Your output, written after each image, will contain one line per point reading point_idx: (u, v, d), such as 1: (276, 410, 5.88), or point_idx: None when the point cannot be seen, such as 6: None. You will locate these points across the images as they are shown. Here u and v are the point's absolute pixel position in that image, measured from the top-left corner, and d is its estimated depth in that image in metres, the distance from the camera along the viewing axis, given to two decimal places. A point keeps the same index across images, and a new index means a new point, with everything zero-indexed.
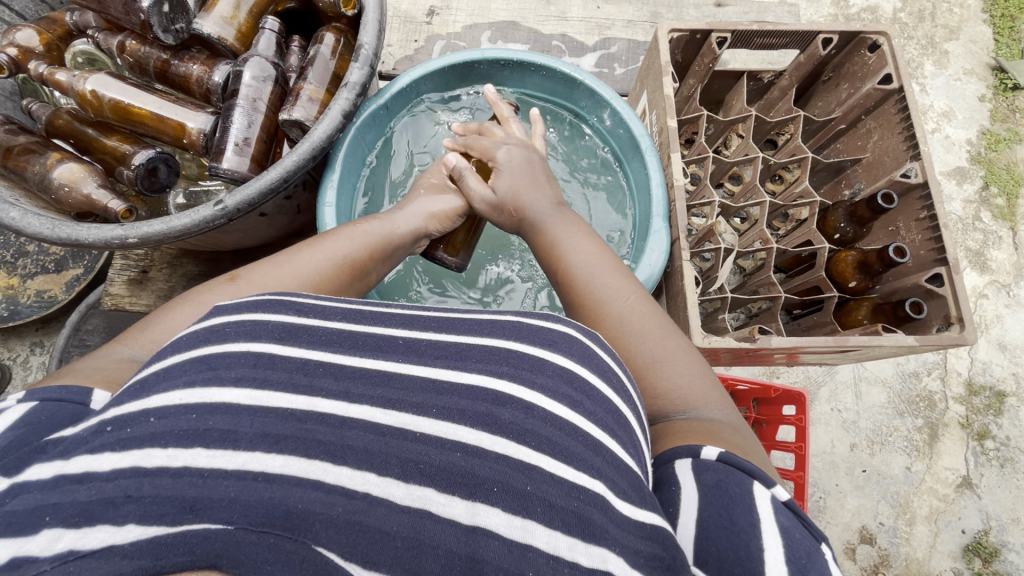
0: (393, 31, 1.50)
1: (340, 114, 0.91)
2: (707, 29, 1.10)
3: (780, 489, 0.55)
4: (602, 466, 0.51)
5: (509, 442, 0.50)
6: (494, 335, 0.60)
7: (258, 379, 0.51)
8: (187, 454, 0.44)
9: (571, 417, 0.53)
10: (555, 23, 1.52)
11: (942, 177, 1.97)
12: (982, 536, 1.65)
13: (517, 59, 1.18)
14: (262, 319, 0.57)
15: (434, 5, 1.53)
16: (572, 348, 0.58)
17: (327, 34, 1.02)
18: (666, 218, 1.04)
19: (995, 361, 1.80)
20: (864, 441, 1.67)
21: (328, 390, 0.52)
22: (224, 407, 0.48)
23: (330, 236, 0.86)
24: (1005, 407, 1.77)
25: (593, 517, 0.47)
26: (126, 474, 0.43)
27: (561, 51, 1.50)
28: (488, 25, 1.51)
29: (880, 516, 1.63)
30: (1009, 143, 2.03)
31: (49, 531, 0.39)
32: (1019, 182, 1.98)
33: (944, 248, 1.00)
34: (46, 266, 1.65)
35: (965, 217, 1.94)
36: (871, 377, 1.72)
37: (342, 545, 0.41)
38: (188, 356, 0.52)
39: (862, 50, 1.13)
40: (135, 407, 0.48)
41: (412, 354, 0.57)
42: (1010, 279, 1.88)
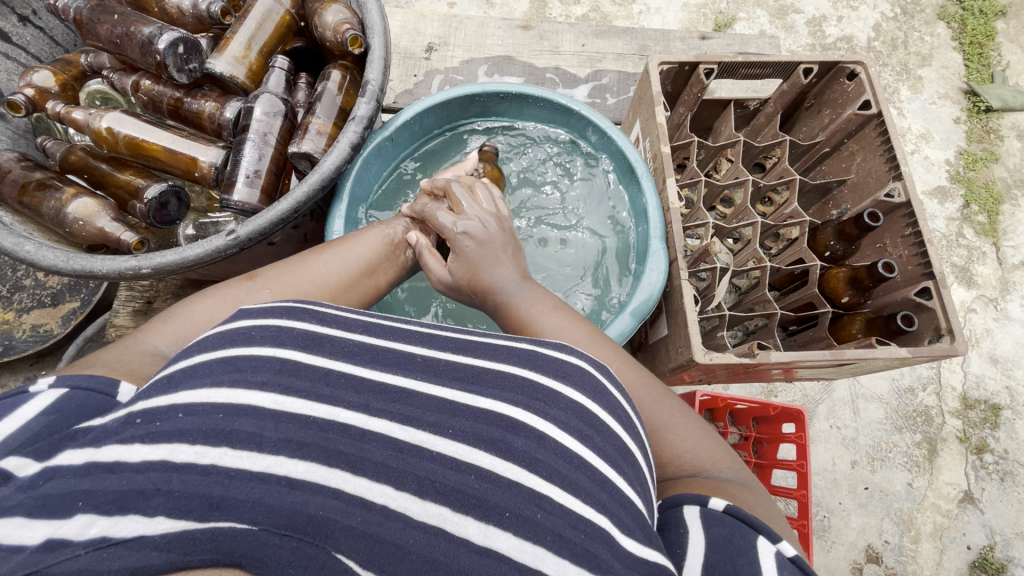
0: (392, 66, 1.56)
1: (348, 147, 0.94)
2: (694, 61, 1.15)
3: (787, 544, 0.56)
4: (608, 501, 0.52)
5: (521, 470, 0.51)
6: (509, 361, 0.60)
7: (283, 386, 0.52)
8: (215, 452, 0.45)
9: (582, 451, 0.54)
10: (547, 57, 1.58)
11: (924, 196, 2.04)
12: (987, 552, 1.64)
13: (516, 92, 1.22)
14: (287, 325, 0.58)
15: (432, 41, 1.58)
16: (585, 383, 0.59)
17: (334, 71, 1.06)
18: (663, 240, 1.06)
19: (988, 374, 1.82)
20: (865, 458, 1.68)
21: (348, 403, 0.52)
22: (249, 409, 0.49)
23: (336, 244, 0.88)
24: (1000, 420, 1.79)
25: (599, 553, 0.48)
26: (156, 467, 0.43)
27: (554, 83, 1.56)
28: (484, 59, 1.57)
29: (885, 533, 1.62)
30: (986, 162, 2.10)
31: (83, 515, 0.40)
32: (998, 199, 2.05)
33: (929, 262, 1.03)
34: (42, 300, 1.65)
35: (949, 234, 1.99)
36: (868, 394, 1.74)
37: (361, 553, 0.43)
38: (216, 356, 0.53)
39: (841, 78, 1.19)
40: (163, 401, 0.48)
41: (430, 374, 0.58)
42: (996, 293, 1.92)
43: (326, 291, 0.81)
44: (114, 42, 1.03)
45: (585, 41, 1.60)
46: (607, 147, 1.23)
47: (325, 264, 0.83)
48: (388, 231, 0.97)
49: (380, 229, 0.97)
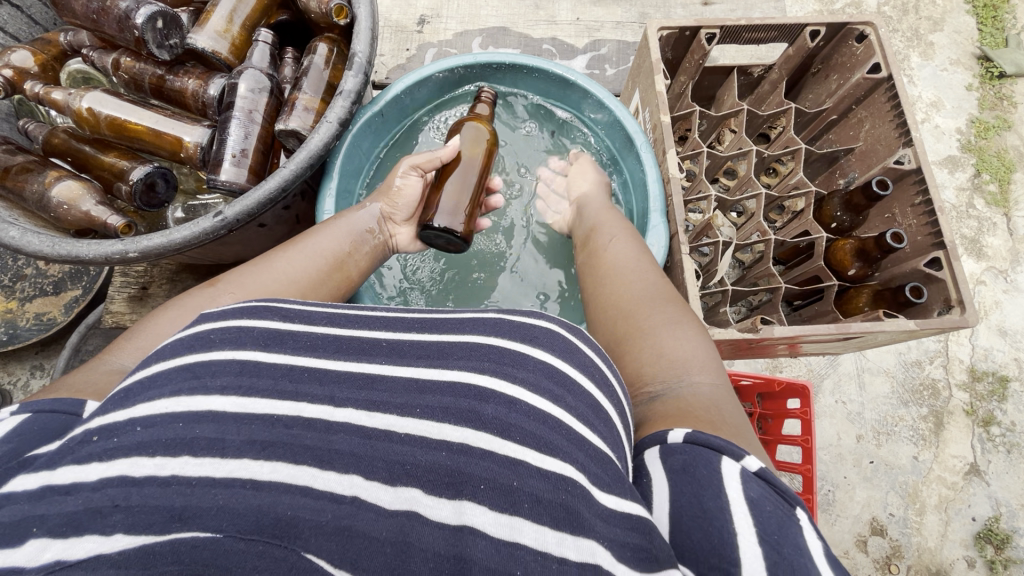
0: (384, 41, 1.52)
1: (337, 123, 0.91)
2: (695, 26, 1.10)
3: (751, 460, 0.55)
4: (586, 459, 0.51)
5: (494, 438, 0.50)
6: (474, 331, 0.60)
7: (243, 388, 0.51)
8: (175, 463, 0.44)
9: (554, 410, 0.53)
10: (544, 27, 1.53)
11: (934, 166, 1.99)
12: (992, 523, 1.65)
13: (510, 62, 1.19)
14: (248, 325, 0.57)
15: (424, 13, 1.54)
16: (555, 344, 0.60)
17: (320, 44, 1.03)
18: (663, 214, 1.04)
19: (996, 346, 1.80)
20: (870, 432, 1.67)
21: (313, 396, 0.52)
22: (211, 415, 0.48)
23: (305, 237, 0.86)
24: (1008, 392, 1.77)
25: (579, 509, 0.47)
26: (113, 483, 0.42)
27: (552, 55, 1.51)
28: (479, 31, 1.52)
29: (889, 506, 1.63)
30: (998, 130, 2.04)
31: (36, 541, 0.39)
32: (1011, 168, 2.00)
33: (940, 231, 1.00)
34: (44, 288, 1.64)
35: (959, 205, 1.95)
36: (873, 368, 1.73)
37: (333, 553, 0.41)
38: (175, 364, 0.51)
39: (850, 41, 1.15)
40: (120, 417, 0.47)
41: (395, 356, 0.58)
42: (1007, 265, 1.89)
43: (295, 284, 0.79)
44: (90, 18, 1.00)
45: (584, 11, 1.55)
46: (604, 119, 1.20)
47: (291, 258, 0.81)
48: (353, 217, 0.94)
49: (344, 217, 0.93)
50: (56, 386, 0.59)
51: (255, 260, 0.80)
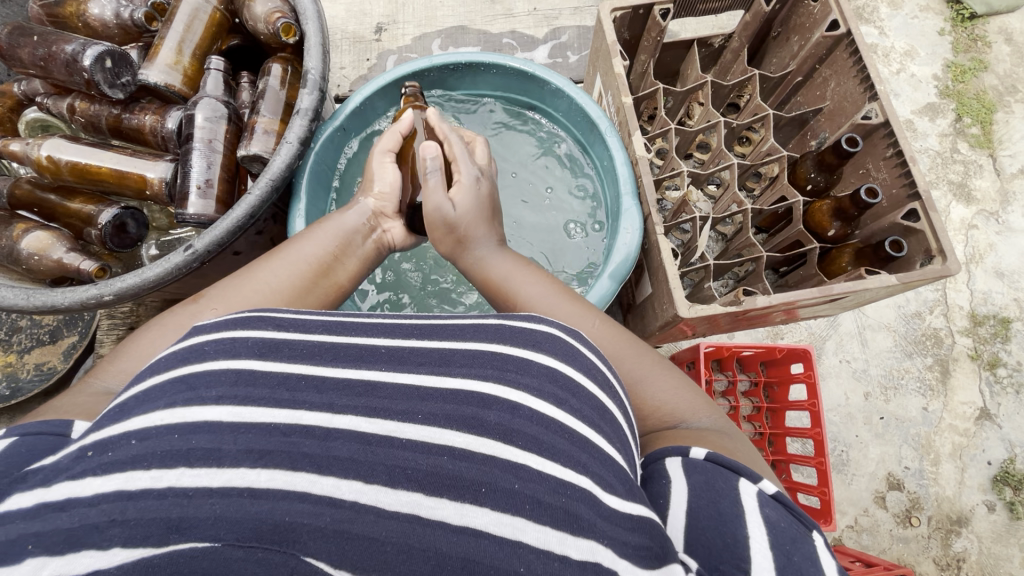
0: (343, 53, 1.51)
1: (297, 142, 0.91)
2: (648, 3, 1.10)
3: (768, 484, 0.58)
4: (589, 461, 0.53)
5: (496, 443, 0.51)
6: (476, 338, 0.61)
7: (239, 396, 0.51)
8: (171, 474, 0.44)
9: (558, 414, 0.55)
10: (502, 21, 1.52)
11: (914, 116, 1.98)
12: (1008, 466, 1.64)
13: (467, 61, 1.18)
14: (241, 336, 0.57)
15: (380, 21, 1.53)
16: (556, 348, 0.61)
17: (274, 65, 1.02)
18: (635, 195, 1.03)
19: (995, 289, 1.80)
20: (877, 388, 1.68)
21: (311, 403, 0.52)
22: (206, 425, 0.47)
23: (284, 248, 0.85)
24: (1011, 332, 1.77)
25: (581, 512, 0.49)
26: (110, 498, 0.42)
27: (512, 48, 1.50)
28: (437, 33, 1.51)
29: (904, 460, 1.63)
30: (975, 72, 2.04)
31: (33, 559, 0.39)
32: (991, 109, 1.99)
33: (914, 182, 1.00)
34: (41, 339, 1.65)
35: (943, 151, 1.94)
36: (874, 324, 1.74)
37: (332, 553, 0.42)
38: (168, 377, 0.52)
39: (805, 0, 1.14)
40: (117, 430, 0.47)
41: (394, 362, 0.58)
42: (997, 206, 1.88)
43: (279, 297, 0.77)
44: (38, 65, 0.99)
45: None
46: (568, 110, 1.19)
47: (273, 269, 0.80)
48: (340, 217, 0.94)
49: (332, 220, 0.92)
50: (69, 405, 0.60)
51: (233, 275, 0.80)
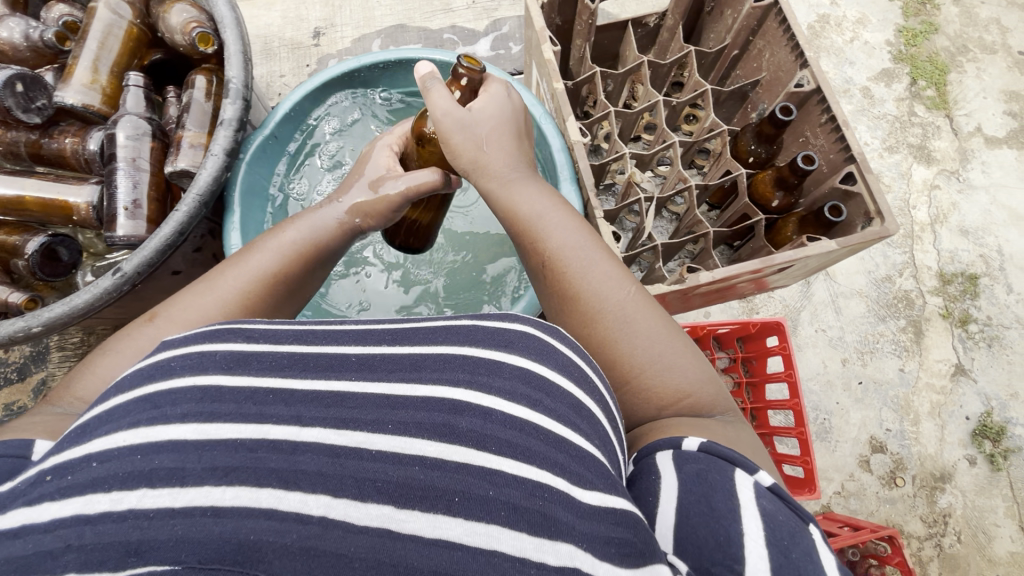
0: (283, 61, 1.49)
1: (223, 152, 0.90)
2: None
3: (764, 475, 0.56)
4: (567, 461, 0.51)
5: (469, 450, 0.48)
6: (449, 341, 0.58)
7: (205, 412, 0.48)
8: (131, 495, 0.42)
9: (532, 416, 0.52)
10: (441, 17, 1.51)
11: (870, 83, 2.00)
12: (986, 419, 1.67)
13: (394, 59, 1.17)
14: (209, 350, 0.54)
15: (318, 25, 1.51)
16: (530, 346, 0.58)
17: (197, 77, 1.06)
18: (574, 180, 1.03)
19: (960, 247, 1.83)
20: (854, 354, 1.70)
21: (279, 416, 0.49)
22: (170, 444, 0.45)
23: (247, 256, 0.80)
24: (980, 288, 1.79)
25: (558, 514, 0.47)
26: (67, 523, 0.41)
27: (454, 43, 1.49)
28: (376, 33, 1.50)
29: (885, 422, 1.65)
30: (926, 35, 2.06)
31: None
32: (944, 70, 2.02)
33: (848, 145, 1.01)
34: (8, 377, 1.60)
35: (901, 115, 1.96)
36: (847, 291, 1.76)
37: (298, 572, 0.40)
38: (131, 396, 0.50)
39: None
40: (77, 452, 0.46)
41: (365, 370, 0.55)
42: (957, 165, 1.91)
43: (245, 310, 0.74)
44: None
45: None
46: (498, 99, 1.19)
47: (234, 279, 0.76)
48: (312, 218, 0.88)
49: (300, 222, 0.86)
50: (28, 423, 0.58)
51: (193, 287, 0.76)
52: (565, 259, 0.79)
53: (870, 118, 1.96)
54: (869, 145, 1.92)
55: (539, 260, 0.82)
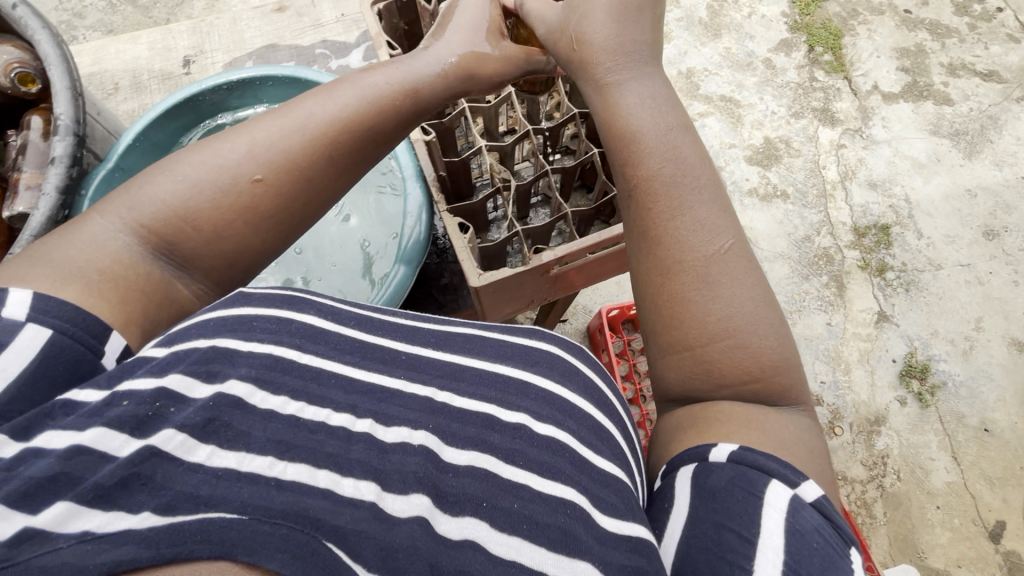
0: (154, 90, 1.63)
1: (55, 191, 1.02)
2: None
3: (806, 489, 0.56)
4: (588, 482, 0.55)
5: (499, 462, 0.53)
6: (481, 356, 0.65)
7: (288, 387, 0.51)
8: (203, 449, 0.44)
9: (559, 436, 0.58)
10: (311, 33, 1.70)
11: (772, 53, 2.08)
12: (910, 359, 1.75)
13: (236, 79, 1.21)
14: (288, 317, 0.58)
15: (187, 53, 1.67)
16: (554, 368, 0.65)
17: (33, 118, 1.15)
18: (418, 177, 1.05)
19: (871, 200, 1.92)
20: (784, 314, 1.76)
21: (336, 404, 0.52)
22: (241, 403, 0.48)
23: (274, 131, 0.66)
24: (892, 237, 1.88)
25: (578, 531, 0.50)
26: (146, 456, 0.42)
27: (325, 56, 1.67)
28: (247, 55, 1.68)
29: (819, 375, 1.71)
30: (818, 3, 2.16)
31: (59, 505, 0.37)
32: (838, 35, 2.11)
33: None
34: None
35: (803, 82, 2.05)
36: (770, 255, 1.83)
37: (351, 553, 0.41)
38: (213, 343, 0.51)
39: None
40: (153, 383, 0.47)
41: (414, 370, 0.60)
42: (859, 123, 2.01)
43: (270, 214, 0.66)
44: None
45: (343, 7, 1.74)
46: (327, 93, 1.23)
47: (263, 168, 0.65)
48: (328, 107, 0.69)
49: (337, 105, 0.69)
50: (80, 261, 0.57)
51: (231, 149, 0.65)
52: (663, 193, 0.68)
53: (774, 87, 2.04)
54: (776, 113, 2.00)
55: (626, 181, 0.71)
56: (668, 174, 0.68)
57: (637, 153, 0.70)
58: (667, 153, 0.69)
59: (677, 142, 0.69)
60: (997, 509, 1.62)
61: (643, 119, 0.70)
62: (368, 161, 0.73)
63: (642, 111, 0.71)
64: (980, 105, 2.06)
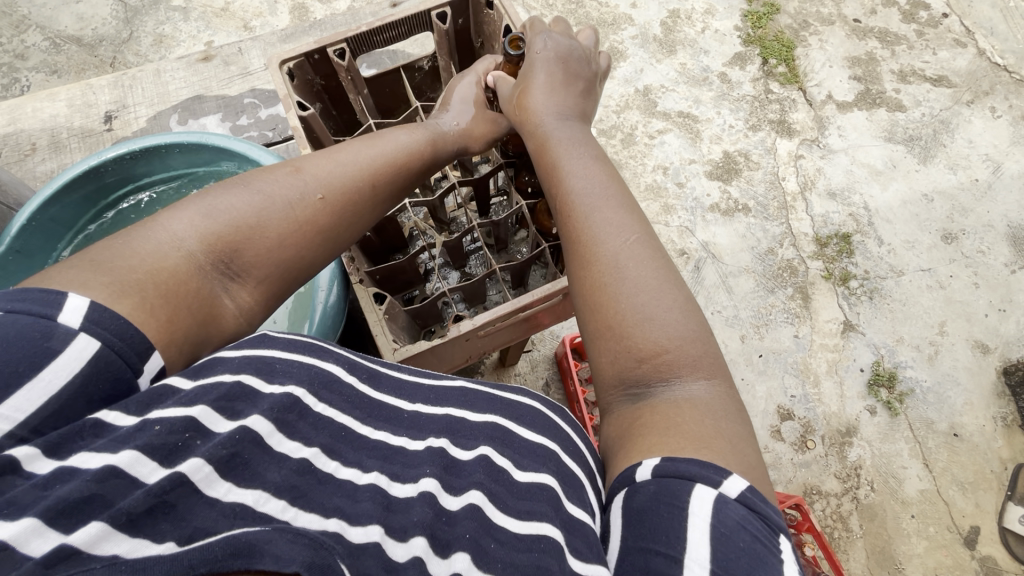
0: (75, 150, 1.63)
1: None
2: (319, 48, 1.09)
3: (729, 486, 0.53)
4: (562, 521, 0.54)
5: (484, 504, 0.53)
6: (476, 409, 0.64)
7: (312, 440, 0.52)
8: (223, 487, 0.44)
9: (538, 478, 0.57)
10: (239, 82, 1.74)
11: (726, 67, 2.09)
12: (877, 368, 1.75)
13: (141, 147, 1.22)
14: (316, 364, 0.58)
15: (108, 109, 1.69)
16: (535, 422, 0.66)
17: None
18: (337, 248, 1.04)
19: (831, 209, 1.93)
20: (750, 329, 1.76)
21: (345, 458, 0.52)
22: (262, 439, 0.48)
23: (281, 179, 0.70)
24: (854, 246, 1.89)
25: (550, 565, 0.49)
26: (178, 482, 0.42)
27: (255, 104, 1.70)
28: (172, 108, 1.69)
29: (789, 389, 1.71)
30: (770, 16, 2.18)
31: (97, 525, 0.38)
32: (790, 46, 2.13)
33: None
34: None
35: (759, 94, 2.06)
36: (734, 270, 1.83)
37: None
38: (242, 377, 0.52)
39: (484, 8, 1.13)
40: (180, 409, 0.47)
41: (415, 429, 0.59)
42: (816, 133, 2.03)
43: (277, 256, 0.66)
44: None
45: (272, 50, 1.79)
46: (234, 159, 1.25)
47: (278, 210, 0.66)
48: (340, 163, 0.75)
49: (338, 160, 0.75)
50: (142, 270, 0.55)
51: (251, 192, 0.67)
52: (573, 206, 0.75)
53: (731, 101, 2.05)
54: (734, 126, 2.01)
55: (552, 203, 0.79)
56: (581, 188, 0.76)
57: (557, 174, 0.79)
58: (576, 173, 0.78)
59: (589, 167, 0.78)
60: (970, 514, 1.62)
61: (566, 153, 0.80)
62: (394, 198, 0.82)
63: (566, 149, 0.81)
64: (932, 110, 2.09)
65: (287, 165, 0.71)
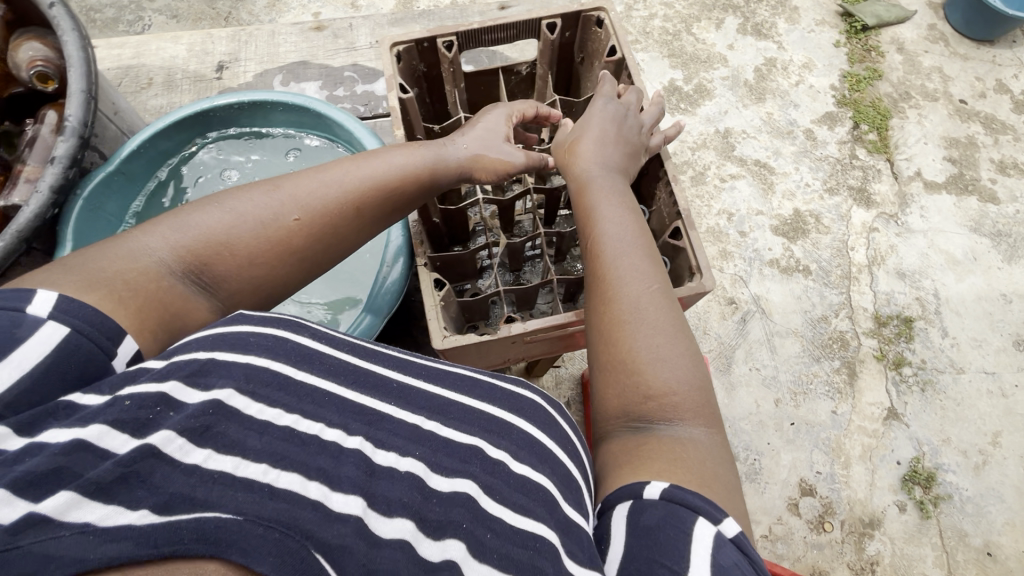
0: (184, 91, 1.75)
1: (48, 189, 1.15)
2: (429, 36, 1.13)
3: (729, 525, 0.56)
4: (557, 524, 0.57)
5: (479, 489, 0.56)
6: (472, 395, 0.67)
7: (289, 405, 0.54)
8: (198, 453, 0.47)
9: (533, 477, 0.60)
10: (344, 56, 1.82)
11: (814, 125, 2.04)
12: (915, 465, 1.65)
13: (247, 101, 1.35)
14: (286, 337, 0.60)
15: (222, 59, 1.80)
16: (537, 418, 0.68)
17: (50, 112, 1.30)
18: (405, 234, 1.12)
19: (897, 289, 1.84)
20: (787, 394, 1.70)
21: (329, 420, 0.56)
22: (236, 414, 0.51)
23: (250, 196, 0.74)
24: (915, 331, 1.80)
25: (544, 565, 0.53)
26: (146, 454, 0.46)
27: (352, 79, 1.77)
28: (279, 69, 1.78)
29: (816, 465, 1.64)
30: (871, 81, 2.12)
31: (66, 494, 0.41)
32: (886, 116, 2.06)
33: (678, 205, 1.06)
34: None
35: (842, 158, 2.00)
36: (782, 330, 1.77)
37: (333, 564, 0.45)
38: (212, 356, 0.54)
39: (592, 27, 1.17)
40: (151, 388, 0.51)
41: (407, 403, 0.62)
42: (896, 209, 1.94)
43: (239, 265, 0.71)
44: None
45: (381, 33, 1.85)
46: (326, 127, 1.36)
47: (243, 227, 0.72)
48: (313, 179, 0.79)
49: (315, 178, 0.80)
50: (114, 272, 0.62)
51: (216, 209, 0.72)
52: (603, 249, 0.79)
53: (813, 159, 1.99)
54: (810, 185, 1.95)
55: (584, 241, 0.83)
56: (610, 233, 0.80)
57: (590, 219, 0.83)
58: (610, 219, 0.81)
59: (624, 216, 0.82)
60: None
61: (602, 201, 0.84)
62: (381, 218, 0.86)
63: (604, 198, 0.85)
64: None
65: (264, 183, 0.77)
